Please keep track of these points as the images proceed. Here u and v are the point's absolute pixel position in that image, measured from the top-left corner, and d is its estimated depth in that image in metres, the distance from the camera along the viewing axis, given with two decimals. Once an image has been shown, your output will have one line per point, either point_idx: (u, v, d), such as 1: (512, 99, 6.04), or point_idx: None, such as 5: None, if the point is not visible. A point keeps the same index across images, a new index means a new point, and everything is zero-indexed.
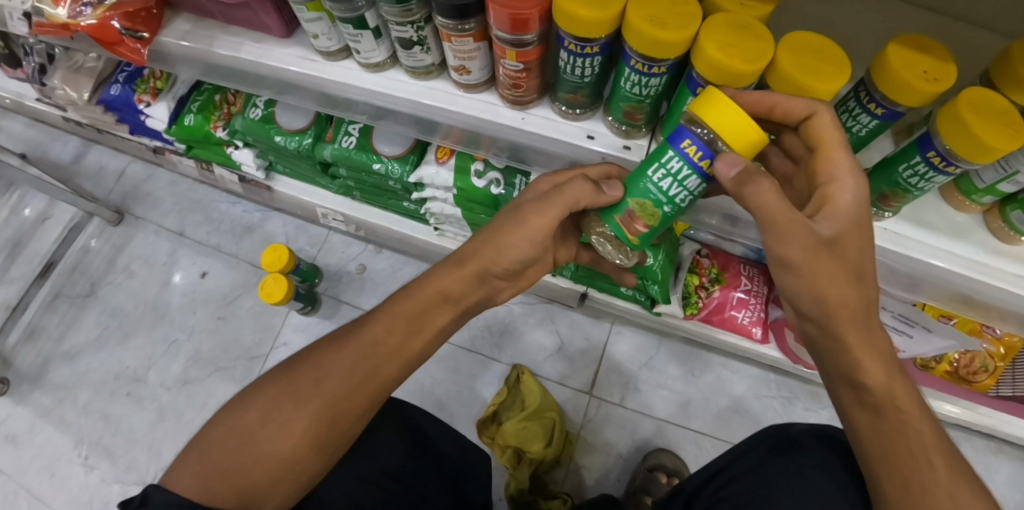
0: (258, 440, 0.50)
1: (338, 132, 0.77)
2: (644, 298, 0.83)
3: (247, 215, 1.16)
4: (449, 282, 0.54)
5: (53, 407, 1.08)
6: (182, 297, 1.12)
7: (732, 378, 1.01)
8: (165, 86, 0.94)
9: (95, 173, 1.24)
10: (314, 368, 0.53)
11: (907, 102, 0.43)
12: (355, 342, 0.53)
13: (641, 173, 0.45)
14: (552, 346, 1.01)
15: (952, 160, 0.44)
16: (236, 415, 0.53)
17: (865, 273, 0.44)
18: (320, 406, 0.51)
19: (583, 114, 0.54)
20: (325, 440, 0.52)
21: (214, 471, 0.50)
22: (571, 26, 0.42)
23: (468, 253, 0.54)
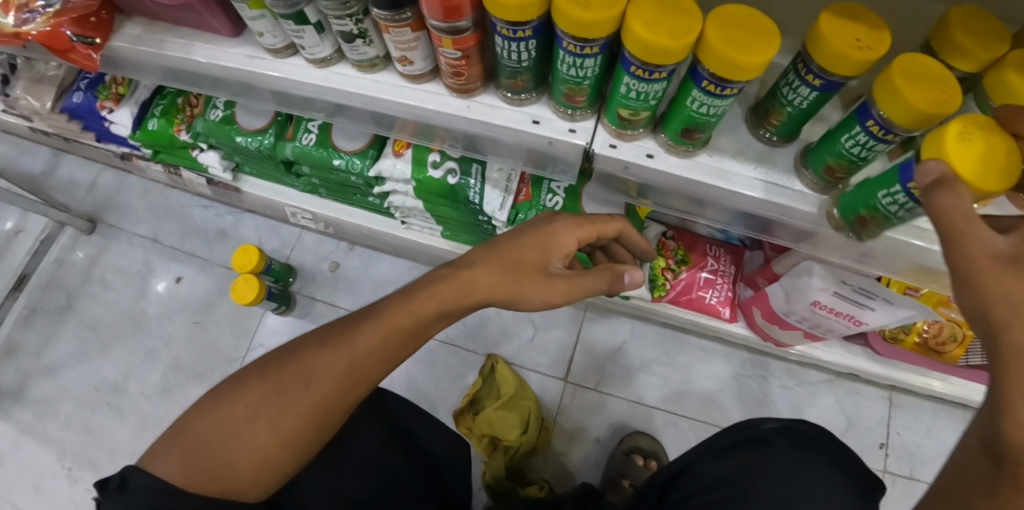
0: (244, 437, 0.50)
1: (298, 130, 0.77)
2: None
3: (219, 219, 1.15)
4: (450, 302, 0.50)
5: (35, 422, 1.08)
6: (159, 305, 1.12)
7: (708, 359, 1.02)
8: (127, 92, 0.93)
9: (65, 184, 1.23)
10: (305, 368, 0.51)
11: (841, 72, 0.43)
12: (346, 346, 0.50)
13: (871, 190, 0.46)
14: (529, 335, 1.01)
15: (890, 128, 0.42)
16: (221, 409, 0.51)
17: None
18: (311, 407, 0.50)
19: (527, 99, 0.54)
20: (310, 437, 0.51)
21: (201, 465, 0.50)
22: (501, 11, 0.42)
23: (473, 290, 0.50)
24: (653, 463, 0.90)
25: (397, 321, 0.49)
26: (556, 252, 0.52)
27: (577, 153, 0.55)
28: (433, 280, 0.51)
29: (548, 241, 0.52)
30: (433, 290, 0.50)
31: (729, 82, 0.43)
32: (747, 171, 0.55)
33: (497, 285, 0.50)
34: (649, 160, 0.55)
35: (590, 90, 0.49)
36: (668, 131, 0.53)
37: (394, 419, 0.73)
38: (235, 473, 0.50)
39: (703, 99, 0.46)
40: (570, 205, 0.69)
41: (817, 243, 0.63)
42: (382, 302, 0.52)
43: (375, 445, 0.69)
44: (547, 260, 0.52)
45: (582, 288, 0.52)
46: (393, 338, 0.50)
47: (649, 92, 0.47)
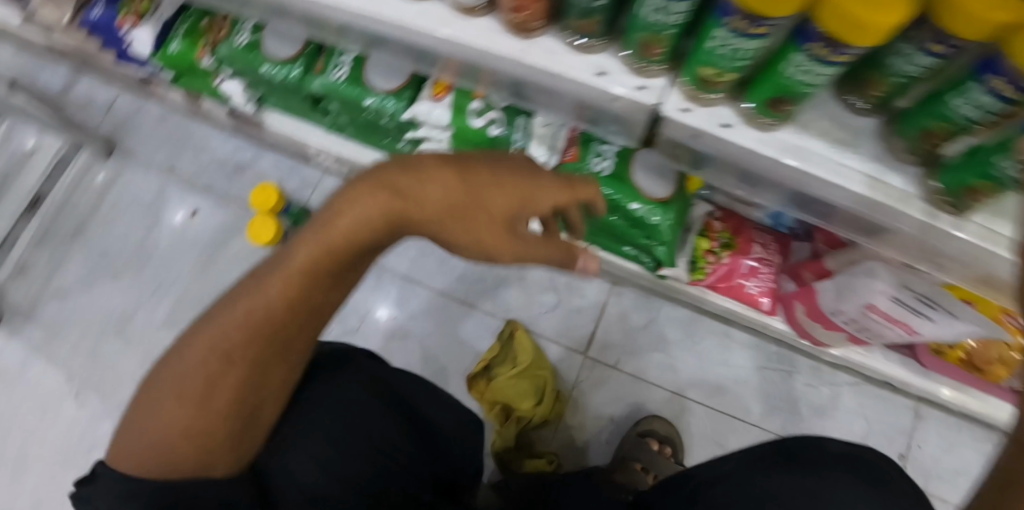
0: (176, 416, 0.44)
1: (329, 63, 0.71)
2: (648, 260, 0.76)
3: (238, 153, 1.10)
4: (379, 228, 0.37)
5: (44, 343, 1.07)
6: (172, 237, 1.09)
7: (734, 349, 0.97)
8: (148, 10, 0.86)
9: (84, 104, 1.18)
10: (229, 317, 0.43)
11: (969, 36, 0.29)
12: (263, 298, 0.41)
13: (987, 158, 0.39)
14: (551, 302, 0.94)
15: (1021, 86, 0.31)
16: (162, 378, 0.45)
17: None
18: (245, 362, 0.44)
19: (594, 47, 0.48)
20: (258, 386, 0.46)
21: (150, 441, 0.44)
22: None
23: (407, 222, 0.36)
24: (666, 450, 0.87)
25: (311, 260, 0.39)
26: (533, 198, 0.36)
27: (642, 114, 0.49)
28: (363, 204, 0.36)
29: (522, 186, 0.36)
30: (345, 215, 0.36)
31: (842, 47, 0.36)
32: (826, 151, 0.48)
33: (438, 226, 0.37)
34: (721, 130, 0.49)
35: (673, 40, 0.43)
36: (753, 97, 0.46)
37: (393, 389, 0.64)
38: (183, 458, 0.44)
39: (804, 64, 0.40)
40: (618, 171, 0.64)
41: (887, 240, 0.57)
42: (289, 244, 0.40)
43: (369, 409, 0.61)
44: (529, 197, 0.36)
45: (553, 251, 0.39)
46: (312, 278, 0.40)
47: (743, 50, 0.40)
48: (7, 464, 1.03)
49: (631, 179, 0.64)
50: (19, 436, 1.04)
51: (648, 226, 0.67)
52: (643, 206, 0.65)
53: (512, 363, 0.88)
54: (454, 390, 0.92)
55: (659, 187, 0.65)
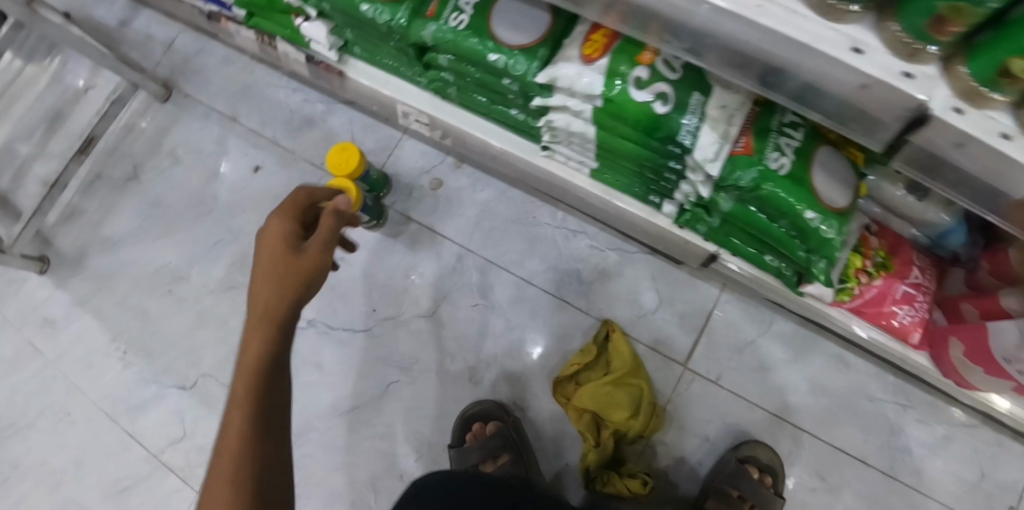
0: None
1: (446, 7, 0.60)
2: (791, 274, 0.64)
3: (308, 106, 1.00)
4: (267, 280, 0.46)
5: (92, 295, 1.00)
6: (231, 192, 1.00)
7: (849, 373, 0.86)
8: None
9: (141, 41, 1.09)
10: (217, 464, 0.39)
11: None
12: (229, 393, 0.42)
13: None
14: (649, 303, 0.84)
15: None
16: None
17: None
18: (240, 434, 0.39)
19: (852, 14, 0.36)
20: (273, 427, 0.41)
21: None
22: None
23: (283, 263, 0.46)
24: (768, 480, 0.79)
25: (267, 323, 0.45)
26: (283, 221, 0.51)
27: (892, 108, 0.38)
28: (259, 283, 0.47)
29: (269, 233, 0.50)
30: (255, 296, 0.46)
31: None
32: None
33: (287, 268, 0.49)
34: (1002, 143, 0.35)
35: (986, 16, 0.30)
36: None
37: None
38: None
39: None
40: (797, 171, 0.52)
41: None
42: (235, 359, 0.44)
43: None
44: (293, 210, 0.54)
45: (339, 228, 0.53)
46: (259, 375, 0.42)
47: None
48: (49, 418, 0.98)
49: (810, 181, 0.53)
50: (63, 390, 0.98)
51: (817, 241, 0.54)
52: (819, 216, 0.53)
53: (604, 369, 0.80)
54: (533, 391, 0.83)
55: (838, 195, 0.54)
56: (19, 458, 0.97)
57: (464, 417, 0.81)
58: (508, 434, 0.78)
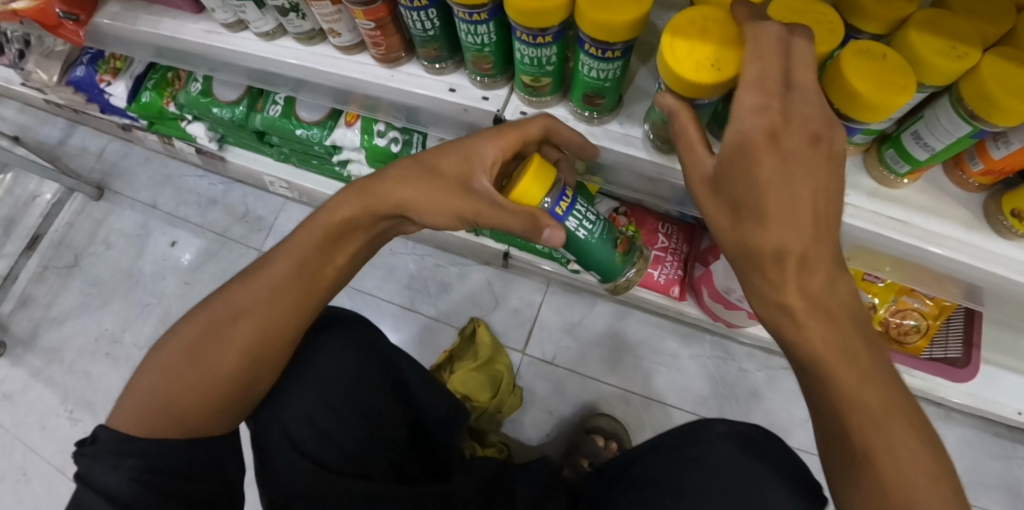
0: (175, 397, 0.55)
1: (267, 102, 0.83)
2: (560, 257, 0.89)
3: (213, 188, 1.23)
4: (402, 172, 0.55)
5: (43, 367, 1.18)
6: (155, 265, 1.20)
7: (665, 337, 1.05)
8: (123, 66, 1.02)
9: (78, 153, 1.33)
10: (238, 298, 0.58)
11: (603, 36, 0.42)
12: (224, 296, 0.59)
13: (577, 69, 0.49)
14: (491, 305, 1.08)
15: (603, 47, 0.44)
16: (182, 333, 0.58)
17: (811, 216, 0.39)
18: (284, 277, 0.57)
19: (445, 68, 0.57)
20: (293, 288, 0.58)
21: (155, 406, 0.54)
22: (522, 17, 0.43)
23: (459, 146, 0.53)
24: (613, 444, 0.93)
25: (314, 237, 0.58)
26: (478, 166, 0.52)
27: (490, 121, 0.58)
28: (341, 195, 0.58)
29: (466, 153, 0.53)
30: (334, 212, 0.57)
31: (607, 44, 0.44)
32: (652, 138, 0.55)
33: (423, 195, 0.53)
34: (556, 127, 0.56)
35: (491, 58, 0.52)
36: (573, 96, 0.53)
37: (370, 342, 0.75)
38: (173, 441, 0.53)
39: (530, 53, 0.48)
40: None
41: None
42: (257, 260, 0.60)
43: (345, 358, 0.72)
44: (464, 181, 0.52)
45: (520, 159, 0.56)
46: (321, 247, 0.58)
47: (542, 58, 0.48)
48: (9, 480, 1.12)
49: None
50: (20, 453, 1.13)
51: None
52: None
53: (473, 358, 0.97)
54: None
55: None
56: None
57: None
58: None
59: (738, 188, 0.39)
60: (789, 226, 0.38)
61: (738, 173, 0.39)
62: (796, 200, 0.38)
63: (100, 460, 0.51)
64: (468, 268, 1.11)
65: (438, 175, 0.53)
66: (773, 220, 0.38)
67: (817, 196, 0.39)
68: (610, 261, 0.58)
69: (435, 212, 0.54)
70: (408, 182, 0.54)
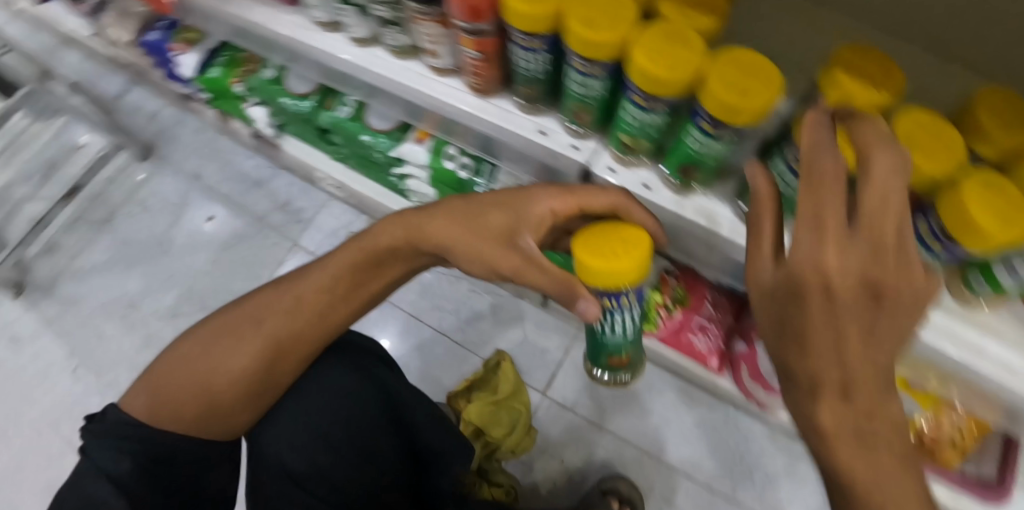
0: (185, 387, 0.57)
1: (337, 102, 0.82)
2: None
3: (258, 171, 1.23)
4: (446, 211, 0.53)
5: (58, 316, 1.19)
6: (187, 237, 1.19)
7: (689, 405, 1.02)
8: (199, 39, 1.03)
9: (134, 113, 1.36)
10: (263, 305, 0.59)
11: (724, 117, 0.41)
12: (252, 299, 0.60)
13: (680, 140, 0.48)
14: (518, 340, 1.05)
15: (718, 126, 0.43)
16: (205, 328, 0.60)
17: (874, 341, 0.33)
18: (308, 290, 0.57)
19: (539, 110, 0.56)
20: (314, 304, 0.58)
21: (163, 397, 0.57)
22: (644, 80, 0.42)
23: (510, 200, 0.51)
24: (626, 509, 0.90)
25: (350, 261, 0.57)
26: (525, 222, 0.50)
27: (576, 171, 0.57)
28: (384, 222, 0.56)
29: (522, 208, 0.51)
30: (373, 237, 0.56)
31: (724, 124, 0.42)
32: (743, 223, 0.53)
33: (459, 239, 0.52)
34: (642, 191, 0.54)
35: (593, 112, 0.51)
36: (666, 163, 0.52)
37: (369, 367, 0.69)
38: (172, 434, 0.55)
39: (638, 115, 0.47)
40: None
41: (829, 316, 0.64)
42: (293, 271, 0.61)
43: (345, 381, 0.67)
44: (512, 232, 0.50)
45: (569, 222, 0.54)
46: (352, 272, 0.57)
47: (648, 123, 0.47)
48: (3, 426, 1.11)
49: None
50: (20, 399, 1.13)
51: None
52: None
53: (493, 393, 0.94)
54: None
55: None
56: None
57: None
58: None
59: (785, 319, 0.35)
60: (832, 359, 0.33)
61: (792, 305, 0.34)
62: (852, 332, 0.33)
63: (106, 436, 0.54)
64: (502, 299, 1.08)
65: (479, 223, 0.51)
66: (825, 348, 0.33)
67: (875, 337, 0.33)
68: (598, 357, 0.58)
69: (469, 260, 0.52)
70: (449, 222, 0.53)
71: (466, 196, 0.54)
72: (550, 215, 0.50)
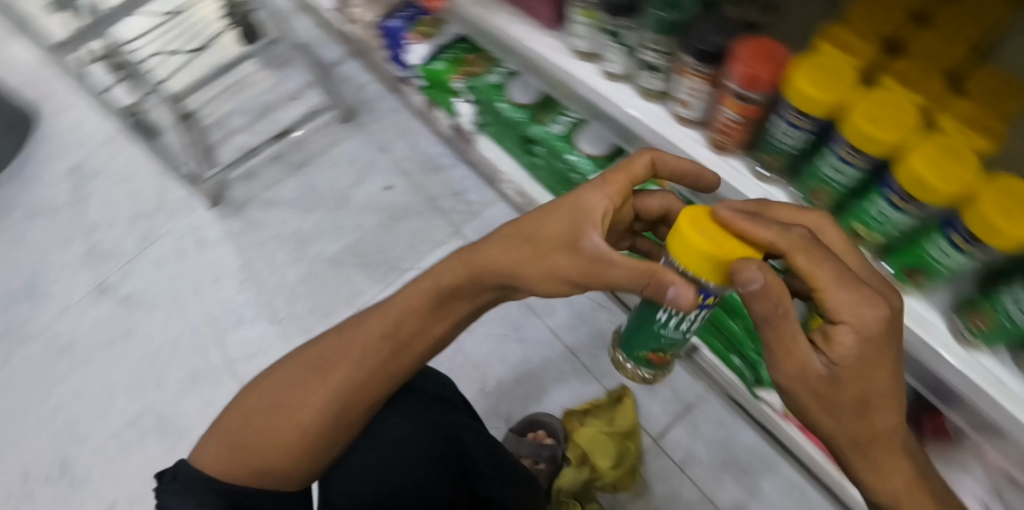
0: (271, 433, 0.61)
1: (552, 119, 0.92)
2: (750, 378, 0.85)
3: (439, 156, 1.40)
4: (504, 240, 0.55)
5: (241, 232, 1.44)
6: (366, 197, 1.38)
7: (800, 499, 0.97)
8: (433, 33, 1.13)
9: (341, 79, 1.55)
10: (328, 353, 0.63)
11: (989, 240, 0.41)
12: (320, 345, 0.65)
13: (919, 244, 0.50)
14: (643, 381, 1.08)
15: (974, 244, 0.44)
16: (272, 380, 0.65)
17: (853, 401, 0.43)
18: (374, 335, 0.61)
19: (772, 179, 0.60)
20: (382, 352, 0.61)
21: (240, 450, 0.61)
22: (911, 184, 0.44)
23: (563, 209, 0.51)
24: None
25: (410, 300, 0.61)
26: (591, 221, 0.50)
27: None
28: (449, 262, 0.60)
29: (577, 208, 0.51)
30: (437, 276, 0.60)
31: (983, 245, 0.43)
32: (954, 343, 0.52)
33: (525, 261, 0.53)
34: None
35: (835, 195, 0.54)
36: (891, 261, 0.54)
37: (433, 410, 0.74)
38: (246, 486, 0.59)
39: (885, 211, 0.49)
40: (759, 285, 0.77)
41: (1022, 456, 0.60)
42: (352, 318, 0.66)
43: (410, 428, 0.72)
44: (574, 234, 0.50)
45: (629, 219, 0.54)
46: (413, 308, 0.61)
47: (894, 220, 0.49)
48: (195, 308, 1.41)
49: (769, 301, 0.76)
50: (203, 293, 1.41)
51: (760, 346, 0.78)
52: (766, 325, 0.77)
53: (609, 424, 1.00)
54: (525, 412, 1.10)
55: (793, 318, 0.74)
56: (160, 328, 1.43)
57: (515, 433, 1.04)
58: (558, 453, 0.99)
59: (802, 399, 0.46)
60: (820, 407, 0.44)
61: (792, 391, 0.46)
62: (821, 393, 0.43)
63: (186, 487, 0.58)
64: None
65: (540, 237, 0.52)
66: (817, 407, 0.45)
67: (837, 389, 0.42)
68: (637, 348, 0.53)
69: (541, 278, 0.52)
70: (508, 246, 0.54)
71: (516, 220, 0.56)
72: (606, 214, 0.50)
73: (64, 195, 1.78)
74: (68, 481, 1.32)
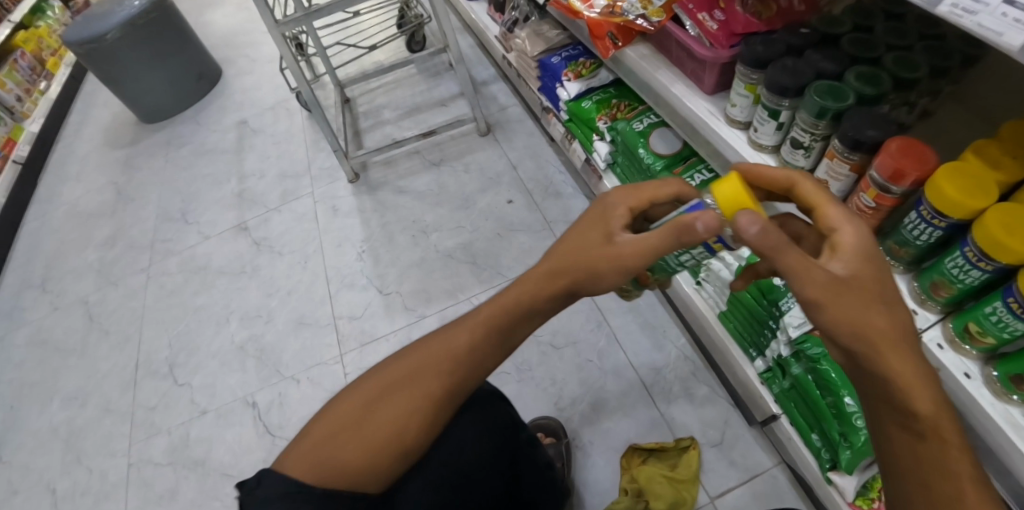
0: (359, 439, 0.56)
1: (686, 173, 1.00)
2: (826, 458, 0.87)
3: (563, 185, 1.55)
4: (565, 247, 0.62)
5: (372, 209, 1.65)
6: (487, 205, 1.55)
7: None
8: (586, 74, 1.23)
9: (489, 98, 1.82)
10: (413, 366, 0.61)
11: None
12: (400, 360, 0.62)
13: None
14: (714, 440, 1.12)
15: None
16: (352, 391, 0.61)
17: (882, 298, 0.47)
18: (459, 348, 0.61)
19: (895, 267, 0.66)
20: (471, 367, 0.61)
21: (325, 460, 0.56)
22: None
23: (601, 216, 0.62)
24: None
25: (486, 318, 0.62)
26: (618, 219, 0.60)
27: None
28: (522, 280, 0.64)
29: (604, 213, 0.62)
30: (507, 297, 0.63)
31: None
32: None
33: (590, 259, 0.60)
34: (961, 377, 0.59)
35: (954, 292, 0.58)
36: (999, 368, 0.56)
37: (490, 412, 0.75)
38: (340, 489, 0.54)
39: (1003, 315, 0.53)
40: None
41: None
42: (428, 334, 0.65)
43: (472, 434, 0.71)
44: (608, 232, 0.60)
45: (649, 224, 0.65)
46: (493, 323, 0.62)
47: (1010, 325, 0.53)
48: (313, 264, 1.60)
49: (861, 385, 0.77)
50: (320, 253, 1.61)
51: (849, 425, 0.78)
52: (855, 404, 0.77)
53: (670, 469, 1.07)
54: (587, 437, 1.17)
55: None
56: (283, 272, 1.62)
57: None
58: (559, 449, 1.11)
59: (836, 326, 0.46)
60: (852, 309, 0.45)
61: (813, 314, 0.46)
62: (841, 285, 0.46)
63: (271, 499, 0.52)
64: (714, 395, 1.17)
65: (591, 237, 0.61)
66: (848, 319, 0.45)
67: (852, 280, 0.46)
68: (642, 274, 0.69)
69: (602, 276, 0.59)
70: (568, 247, 0.62)
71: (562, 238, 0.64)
72: (630, 210, 0.61)
73: (230, 142, 2.08)
74: (172, 380, 1.49)
